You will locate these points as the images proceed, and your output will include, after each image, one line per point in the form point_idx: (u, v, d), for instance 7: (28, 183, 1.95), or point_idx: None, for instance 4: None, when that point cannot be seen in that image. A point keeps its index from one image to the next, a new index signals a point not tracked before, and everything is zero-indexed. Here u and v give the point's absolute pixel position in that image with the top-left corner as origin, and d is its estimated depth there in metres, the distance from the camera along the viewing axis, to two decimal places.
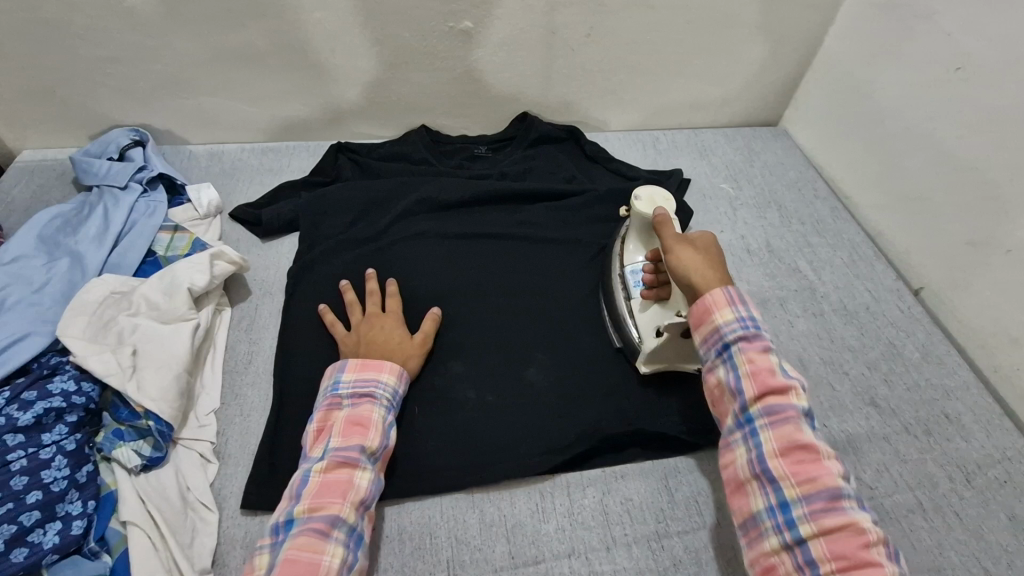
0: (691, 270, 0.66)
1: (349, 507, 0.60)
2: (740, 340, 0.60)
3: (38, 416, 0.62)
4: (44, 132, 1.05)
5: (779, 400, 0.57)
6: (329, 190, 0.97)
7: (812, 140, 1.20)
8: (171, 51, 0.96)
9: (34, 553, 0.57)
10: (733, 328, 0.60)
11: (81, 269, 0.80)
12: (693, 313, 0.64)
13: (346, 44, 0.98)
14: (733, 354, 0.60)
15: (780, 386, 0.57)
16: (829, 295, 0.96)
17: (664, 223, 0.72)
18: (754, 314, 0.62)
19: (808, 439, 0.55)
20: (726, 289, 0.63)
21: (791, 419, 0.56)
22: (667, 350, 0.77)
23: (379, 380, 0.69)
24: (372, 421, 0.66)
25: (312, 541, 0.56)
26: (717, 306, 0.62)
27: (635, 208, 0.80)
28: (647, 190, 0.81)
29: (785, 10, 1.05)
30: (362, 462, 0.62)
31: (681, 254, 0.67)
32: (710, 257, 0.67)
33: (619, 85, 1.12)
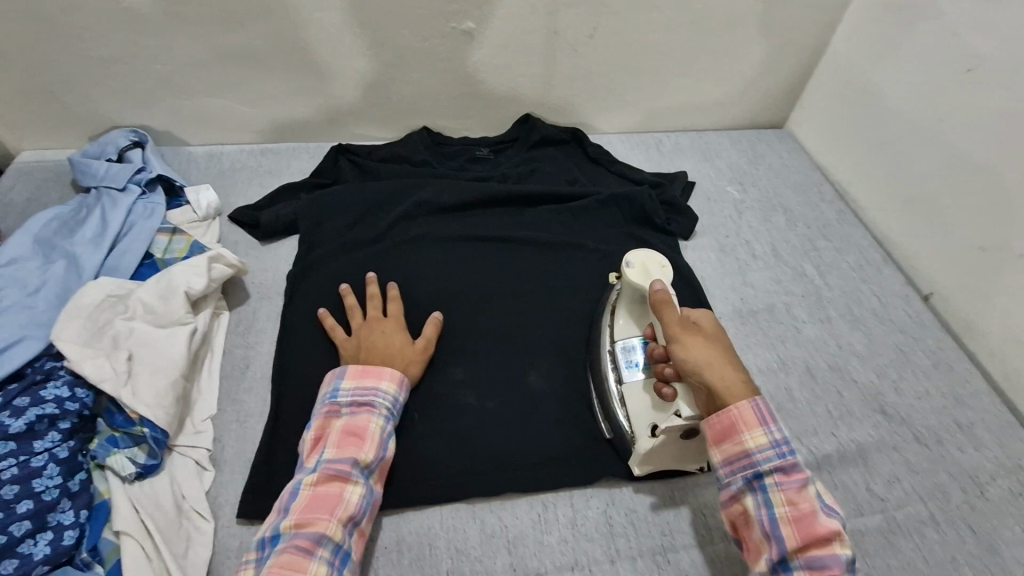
0: (707, 365, 0.62)
1: (336, 523, 0.58)
2: (774, 473, 0.58)
3: (30, 423, 0.60)
4: (42, 133, 1.04)
5: (793, 464, 0.58)
6: (330, 192, 0.95)
7: (818, 142, 1.18)
8: (170, 51, 0.95)
9: (24, 565, 0.55)
10: (768, 456, 0.58)
11: (76, 271, 0.79)
12: (717, 425, 0.60)
13: (347, 44, 0.97)
14: (768, 491, 0.58)
15: (814, 513, 0.56)
16: (836, 301, 0.95)
17: (664, 304, 0.69)
18: (789, 438, 0.59)
19: (817, 505, 0.56)
20: (755, 403, 0.60)
21: (802, 484, 0.57)
22: (663, 453, 0.70)
23: (379, 388, 0.68)
24: (368, 433, 0.64)
25: (295, 558, 0.55)
26: (747, 425, 0.59)
27: (625, 276, 0.77)
28: (639, 257, 0.78)
29: (791, 10, 1.04)
30: (354, 477, 0.61)
31: (690, 344, 0.64)
32: (721, 347, 0.64)
33: (622, 87, 1.11)
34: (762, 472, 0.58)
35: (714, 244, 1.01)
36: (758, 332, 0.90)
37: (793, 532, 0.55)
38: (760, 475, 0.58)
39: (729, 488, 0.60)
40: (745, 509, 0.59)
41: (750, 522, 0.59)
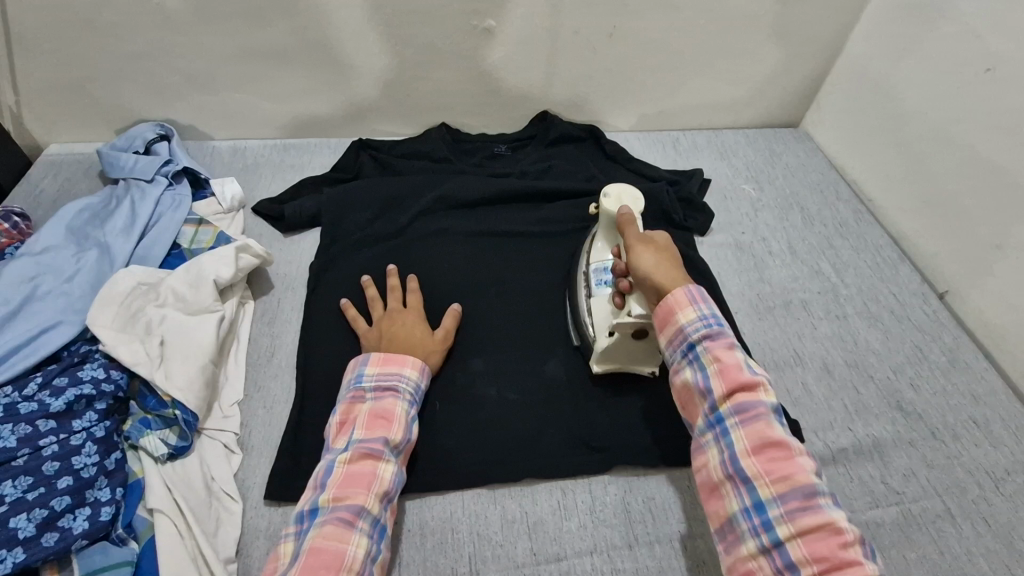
0: (654, 269, 0.66)
1: (373, 498, 0.60)
2: (705, 340, 0.60)
3: (69, 402, 0.62)
4: (71, 126, 1.07)
5: (744, 391, 0.57)
6: (352, 186, 0.97)
7: (834, 142, 1.19)
8: (198, 47, 0.97)
9: (64, 538, 0.57)
10: (698, 328, 0.60)
11: (108, 259, 0.81)
12: (658, 313, 0.63)
13: (371, 42, 0.99)
14: (699, 354, 0.60)
15: (748, 381, 0.57)
16: (853, 298, 0.95)
17: (626, 223, 0.72)
18: (717, 314, 0.61)
19: (776, 429, 0.55)
20: (687, 289, 0.63)
21: (757, 408, 0.56)
22: (618, 351, 0.76)
23: (402, 373, 0.70)
24: (395, 415, 0.66)
25: (337, 531, 0.56)
26: (679, 307, 0.62)
27: (601, 205, 0.79)
28: (617, 189, 0.79)
29: (809, 10, 1.05)
30: (386, 455, 0.62)
31: (643, 253, 0.67)
32: (670, 256, 0.68)
33: (639, 85, 1.12)
34: (693, 343, 0.60)
35: (730, 240, 1.02)
36: (774, 328, 0.91)
37: (724, 390, 0.57)
38: (692, 345, 0.60)
39: (672, 367, 0.62)
40: (685, 380, 0.60)
41: (691, 394, 0.60)
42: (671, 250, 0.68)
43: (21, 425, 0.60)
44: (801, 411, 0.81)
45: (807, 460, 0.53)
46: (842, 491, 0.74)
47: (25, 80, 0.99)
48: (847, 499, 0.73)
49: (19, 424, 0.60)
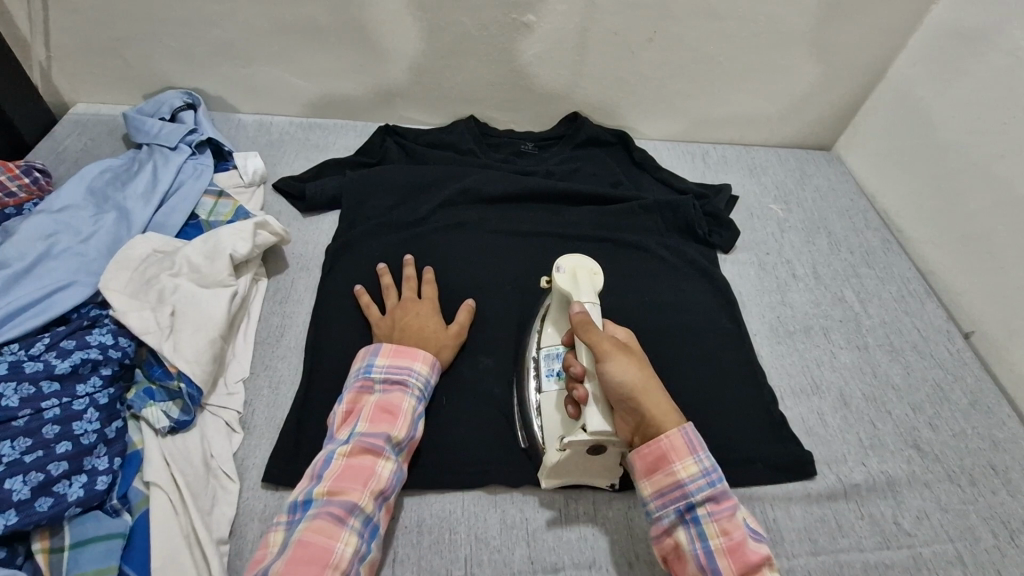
0: (636, 390, 0.62)
1: (368, 496, 0.58)
2: (705, 503, 0.59)
3: (75, 365, 0.61)
4: (98, 86, 1.06)
5: (747, 561, 0.56)
6: (375, 171, 0.96)
7: (867, 169, 1.16)
8: (233, 17, 0.96)
9: (58, 504, 0.55)
10: (699, 485, 0.59)
11: (126, 223, 0.80)
12: (648, 456, 0.61)
13: (407, 27, 0.97)
14: (700, 519, 0.59)
15: (755, 559, 0.56)
16: (875, 329, 0.93)
17: (587, 323, 0.66)
18: (715, 464, 0.61)
19: None
20: (685, 431, 0.61)
21: None
22: (568, 465, 0.67)
23: (412, 368, 0.68)
24: (401, 412, 0.64)
25: (327, 525, 0.55)
26: (677, 455, 0.60)
27: (555, 282, 0.73)
28: (571, 263, 0.74)
29: (855, 32, 1.02)
30: (386, 452, 0.61)
31: (622, 366, 0.62)
32: (646, 372, 0.64)
33: (673, 94, 1.10)
34: None
35: (754, 259, 1.00)
36: (794, 354, 0.88)
37: (733, 569, 0.56)
38: (692, 506, 0.59)
39: (661, 523, 0.60)
40: (677, 543, 0.59)
41: (683, 556, 0.59)
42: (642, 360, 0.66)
43: (25, 384, 0.59)
44: (815, 442, 0.79)
45: None
46: (851, 528, 0.72)
47: (57, 37, 0.98)
48: (857, 537, 0.71)
49: (24, 383, 0.59)
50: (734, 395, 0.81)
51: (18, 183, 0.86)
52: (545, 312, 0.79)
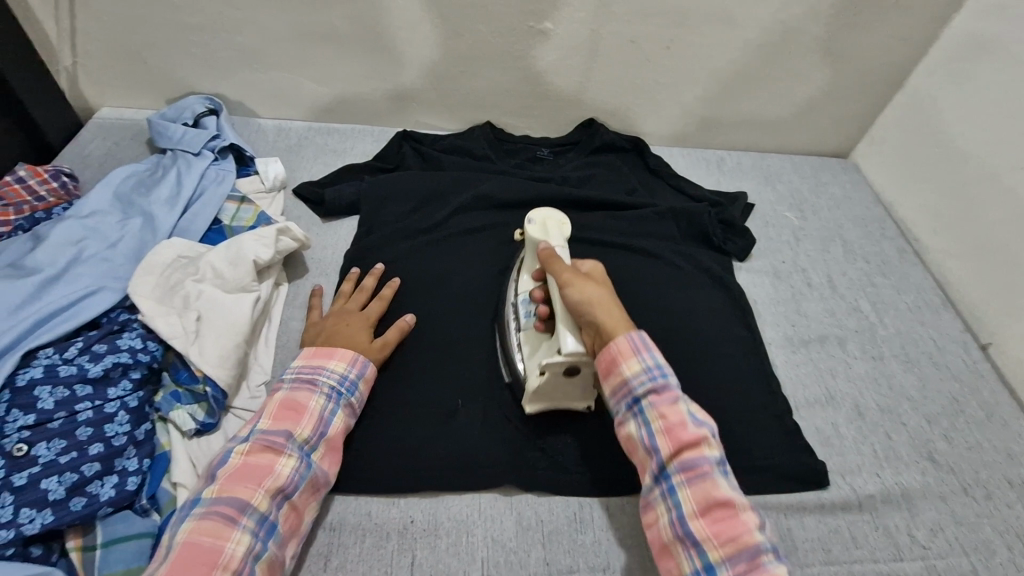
0: (595, 305, 0.67)
1: (261, 494, 0.58)
2: (649, 395, 0.62)
3: (106, 368, 0.63)
4: (122, 91, 1.08)
5: (693, 457, 0.58)
6: (392, 178, 0.97)
7: (883, 177, 1.16)
8: (256, 24, 0.97)
9: (91, 504, 0.57)
10: (643, 381, 0.62)
11: (152, 228, 0.82)
12: (603, 360, 0.64)
13: (426, 34, 0.99)
14: (644, 408, 0.61)
15: (692, 438, 0.59)
16: (891, 339, 0.93)
17: (553, 257, 0.72)
18: (661, 363, 0.63)
19: (723, 494, 0.56)
20: (632, 336, 0.64)
21: (703, 474, 0.57)
22: (552, 389, 0.72)
23: (325, 366, 0.69)
24: (307, 409, 0.65)
25: (216, 526, 0.55)
26: (623, 357, 0.63)
27: (527, 232, 0.78)
28: (540, 214, 0.79)
29: (873, 40, 1.02)
30: (286, 450, 0.61)
31: (582, 286, 0.68)
32: (607, 292, 0.69)
33: (689, 101, 1.10)
34: (668, 471, 0.59)
35: (769, 267, 1.00)
36: (808, 363, 0.89)
37: (670, 449, 0.59)
38: (637, 399, 0.62)
39: (617, 418, 0.64)
40: (630, 433, 0.62)
41: (635, 445, 0.62)
42: (605, 283, 0.71)
43: (60, 387, 0.60)
44: (828, 451, 0.79)
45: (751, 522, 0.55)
46: (865, 538, 0.72)
47: (84, 42, 1.00)
48: (870, 548, 0.72)
49: (59, 386, 0.60)
50: (748, 403, 0.82)
51: (46, 188, 0.89)
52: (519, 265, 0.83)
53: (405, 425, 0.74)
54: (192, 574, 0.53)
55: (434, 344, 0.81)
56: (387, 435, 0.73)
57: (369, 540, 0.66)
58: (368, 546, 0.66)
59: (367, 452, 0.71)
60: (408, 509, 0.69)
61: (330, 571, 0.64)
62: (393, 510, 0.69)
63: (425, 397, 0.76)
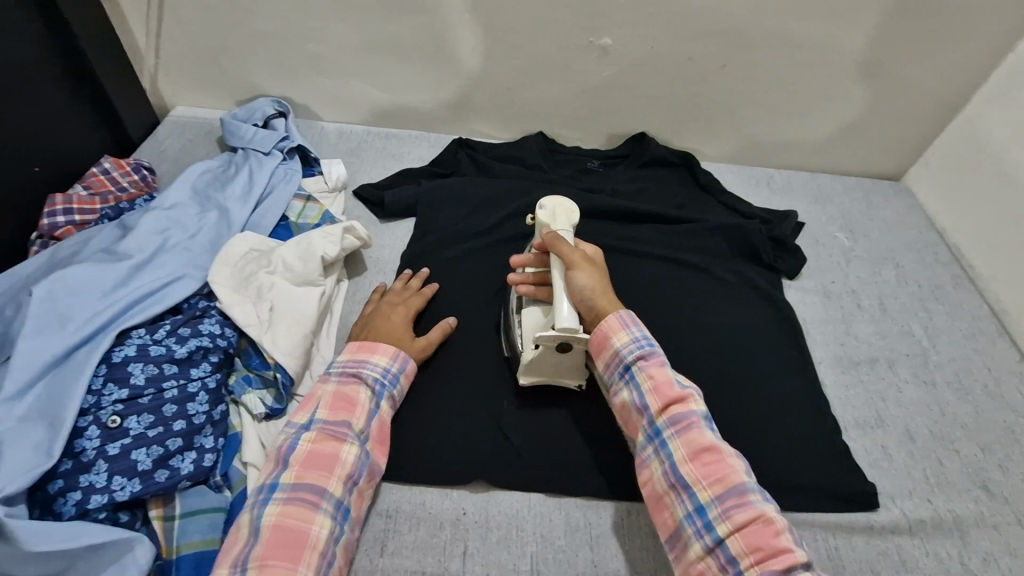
0: (593, 290, 0.70)
1: (335, 481, 0.62)
2: (637, 360, 0.67)
3: (190, 351, 0.67)
4: (197, 92, 1.14)
5: (669, 386, 0.65)
6: (448, 183, 1.01)
7: (938, 203, 1.14)
8: (327, 33, 1.02)
9: (173, 476, 0.61)
10: (631, 349, 0.67)
11: (227, 221, 0.86)
12: (596, 339, 0.69)
13: (488, 46, 1.02)
14: (634, 374, 0.67)
15: (678, 394, 0.64)
16: (944, 366, 0.92)
17: (558, 244, 0.74)
18: (647, 333, 0.69)
19: (701, 422, 0.63)
20: (621, 312, 0.70)
21: (679, 401, 0.64)
22: (545, 363, 0.74)
23: (369, 360, 0.71)
24: (359, 401, 0.68)
25: (301, 510, 0.59)
26: (613, 331, 0.68)
27: (538, 217, 0.80)
28: (554, 201, 0.81)
29: (933, 66, 1.02)
30: (350, 439, 0.64)
31: (586, 271, 0.71)
32: (604, 276, 0.73)
33: (742, 119, 1.11)
34: (644, 396, 0.65)
35: (818, 287, 1.00)
36: (858, 385, 0.88)
37: (660, 405, 0.64)
38: (627, 367, 0.67)
39: (611, 386, 0.69)
40: (622, 398, 0.67)
41: (628, 410, 0.67)
42: (602, 267, 0.75)
43: (150, 366, 0.65)
44: (878, 474, 0.79)
45: (729, 451, 0.62)
46: (915, 563, 0.72)
47: (167, 45, 1.06)
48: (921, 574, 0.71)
49: (149, 364, 0.65)
50: (796, 420, 0.82)
51: (128, 179, 0.96)
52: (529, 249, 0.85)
53: (458, 422, 0.76)
54: (285, 556, 0.56)
55: (487, 346, 0.83)
56: (441, 430, 0.75)
57: (423, 529, 0.69)
58: (422, 535, 0.68)
59: (423, 445, 0.74)
60: (461, 501, 0.71)
61: (386, 555, 0.67)
62: (447, 502, 0.71)
63: (477, 396, 0.78)
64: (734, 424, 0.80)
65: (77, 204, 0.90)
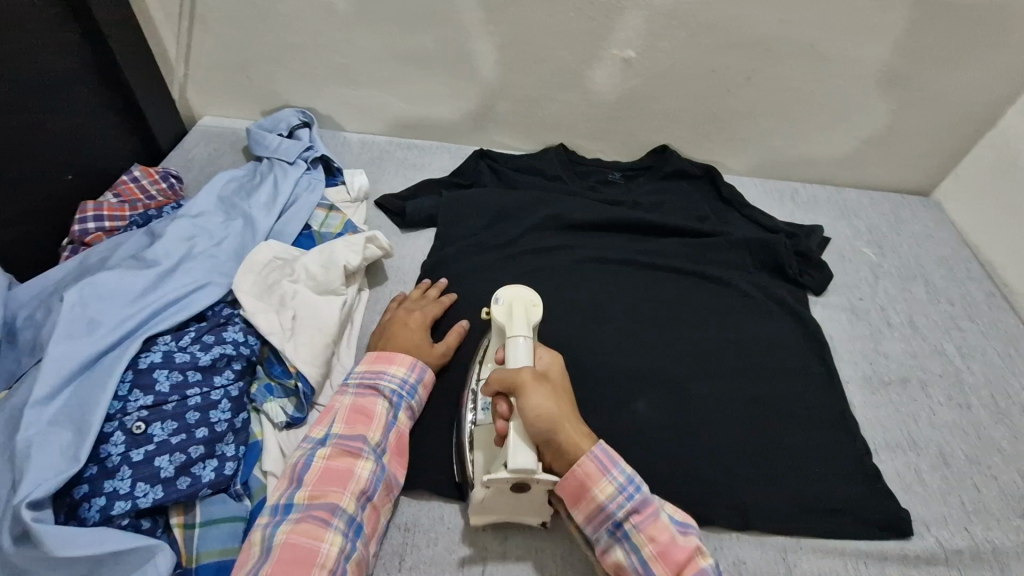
0: (554, 419, 0.61)
1: (349, 496, 0.61)
2: (630, 516, 0.61)
3: (214, 358, 0.68)
4: (224, 103, 1.16)
5: (664, 530, 0.60)
6: (469, 193, 1.01)
7: (969, 218, 1.12)
8: (352, 45, 1.03)
9: (194, 484, 0.61)
10: (619, 502, 0.61)
11: (252, 230, 0.87)
12: (572, 484, 0.62)
13: (511, 58, 1.03)
14: (628, 532, 0.61)
15: (685, 555, 0.59)
16: (979, 387, 0.89)
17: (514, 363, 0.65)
18: (630, 475, 0.62)
19: (711, 574, 0.59)
20: (597, 453, 0.62)
21: (686, 557, 0.59)
22: (498, 501, 0.65)
23: (387, 371, 0.71)
24: (376, 414, 0.68)
25: (313, 528, 0.58)
26: (594, 481, 0.61)
27: (493, 312, 0.72)
28: (510, 292, 0.73)
29: (965, 79, 0.99)
30: (364, 453, 0.64)
31: (544, 394, 0.62)
32: (563, 400, 0.64)
33: (766, 131, 1.10)
34: (620, 520, 0.61)
35: (846, 304, 0.98)
36: (888, 406, 0.86)
37: (670, 574, 0.59)
38: (619, 523, 0.61)
39: (599, 545, 0.62)
40: (618, 560, 0.61)
41: (625, 572, 0.61)
42: (562, 385, 0.67)
43: (175, 372, 0.65)
44: (911, 499, 0.76)
45: None
46: None
47: (196, 57, 1.09)
48: None
49: (174, 371, 0.66)
50: (823, 440, 0.79)
51: (157, 187, 0.98)
52: (488, 350, 0.75)
53: None
54: (296, 573, 0.55)
55: None
56: (459, 446, 0.74)
57: (442, 543, 0.68)
58: (440, 549, 0.67)
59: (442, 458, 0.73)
60: (480, 514, 0.70)
61: (404, 570, 0.66)
62: (466, 514, 0.70)
63: None
64: (761, 444, 0.78)
65: (107, 211, 0.92)
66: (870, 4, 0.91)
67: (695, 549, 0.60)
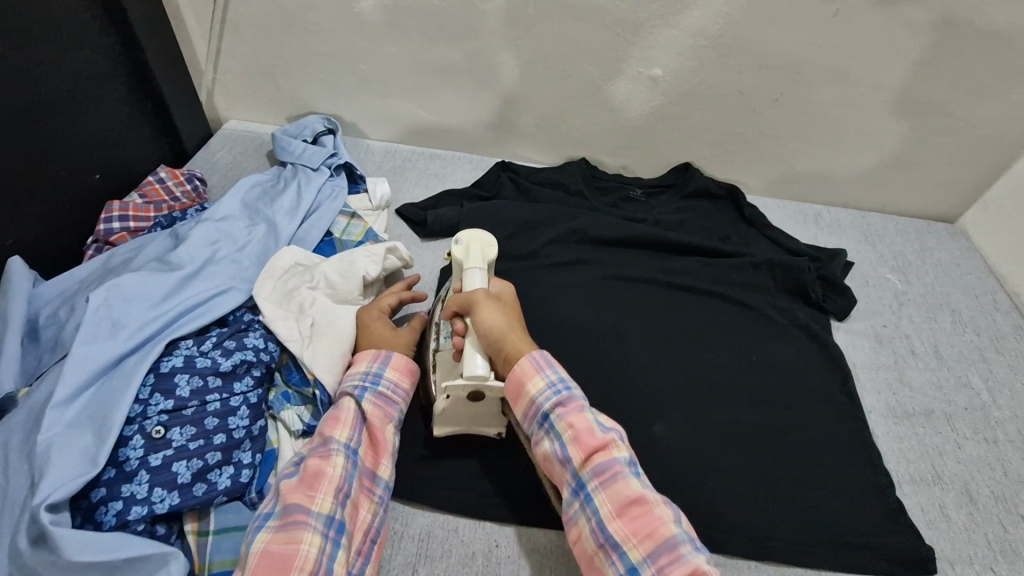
0: (504, 334, 0.67)
1: (322, 496, 0.60)
2: (557, 408, 0.63)
3: (234, 364, 0.68)
4: (250, 107, 1.17)
5: (581, 417, 0.62)
6: (490, 205, 1.00)
7: (997, 248, 1.10)
8: (379, 55, 1.04)
9: (210, 491, 0.61)
10: (547, 396, 0.64)
11: (274, 235, 0.88)
12: (510, 384, 0.65)
13: (537, 72, 1.03)
14: (553, 422, 0.63)
15: (600, 442, 0.60)
16: (1006, 422, 0.86)
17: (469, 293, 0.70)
18: (563, 376, 0.65)
19: (624, 467, 0.60)
20: (534, 356, 0.66)
21: (598, 443, 0.60)
22: (460, 413, 0.71)
23: (349, 372, 0.71)
24: (343, 413, 0.66)
25: (288, 533, 0.57)
26: (527, 378, 0.65)
27: (451, 252, 0.75)
28: (467, 235, 0.75)
29: (996, 108, 0.98)
30: (333, 453, 0.63)
31: (495, 314, 0.68)
32: (513, 319, 0.70)
33: (791, 153, 1.09)
34: (546, 412, 0.63)
35: (870, 330, 0.96)
36: (914, 439, 0.84)
37: (582, 458, 0.60)
38: (545, 415, 0.64)
39: (533, 438, 0.65)
40: (546, 451, 0.63)
41: (552, 462, 0.63)
42: (512, 307, 0.73)
43: (195, 377, 0.65)
44: (936, 536, 0.74)
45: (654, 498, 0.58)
46: None
47: (225, 62, 1.10)
48: None
49: (194, 376, 0.65)
50: (845, 472, 0.78)
51: (182, 189, 0.99)
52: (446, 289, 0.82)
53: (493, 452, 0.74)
54: None
55: None
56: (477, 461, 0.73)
57: (456, 557, 0.67)
58: (453, 565, 0.66)
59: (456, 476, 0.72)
60: (494, 533, 0.69)
61: None
62: (479, 532, 0.69)
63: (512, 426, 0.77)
64: (780, 472, 0.76)
65: (132, 212, 0.93)
66: (902, 31, 0.91)
67: (614, 442, 0.61)
